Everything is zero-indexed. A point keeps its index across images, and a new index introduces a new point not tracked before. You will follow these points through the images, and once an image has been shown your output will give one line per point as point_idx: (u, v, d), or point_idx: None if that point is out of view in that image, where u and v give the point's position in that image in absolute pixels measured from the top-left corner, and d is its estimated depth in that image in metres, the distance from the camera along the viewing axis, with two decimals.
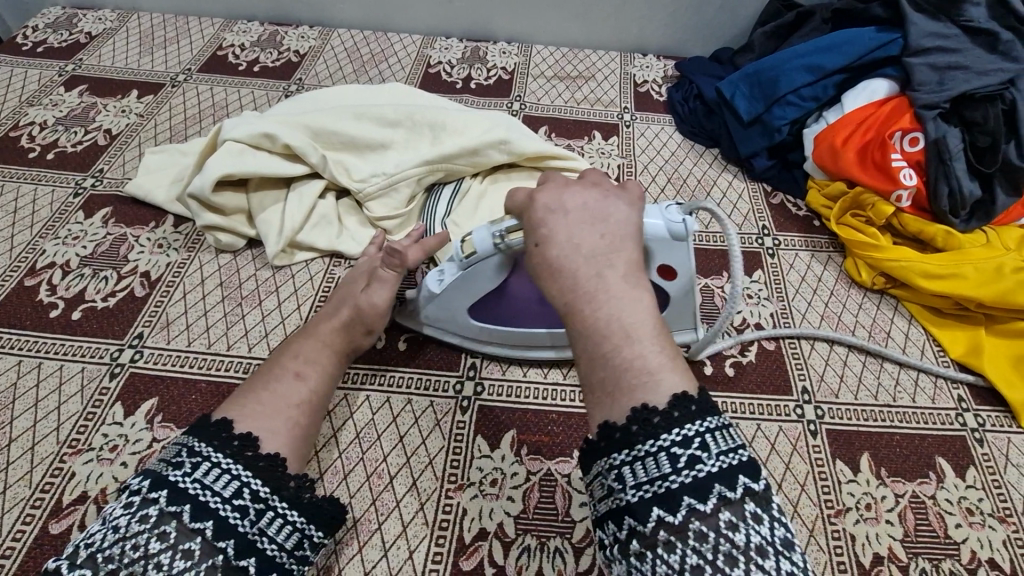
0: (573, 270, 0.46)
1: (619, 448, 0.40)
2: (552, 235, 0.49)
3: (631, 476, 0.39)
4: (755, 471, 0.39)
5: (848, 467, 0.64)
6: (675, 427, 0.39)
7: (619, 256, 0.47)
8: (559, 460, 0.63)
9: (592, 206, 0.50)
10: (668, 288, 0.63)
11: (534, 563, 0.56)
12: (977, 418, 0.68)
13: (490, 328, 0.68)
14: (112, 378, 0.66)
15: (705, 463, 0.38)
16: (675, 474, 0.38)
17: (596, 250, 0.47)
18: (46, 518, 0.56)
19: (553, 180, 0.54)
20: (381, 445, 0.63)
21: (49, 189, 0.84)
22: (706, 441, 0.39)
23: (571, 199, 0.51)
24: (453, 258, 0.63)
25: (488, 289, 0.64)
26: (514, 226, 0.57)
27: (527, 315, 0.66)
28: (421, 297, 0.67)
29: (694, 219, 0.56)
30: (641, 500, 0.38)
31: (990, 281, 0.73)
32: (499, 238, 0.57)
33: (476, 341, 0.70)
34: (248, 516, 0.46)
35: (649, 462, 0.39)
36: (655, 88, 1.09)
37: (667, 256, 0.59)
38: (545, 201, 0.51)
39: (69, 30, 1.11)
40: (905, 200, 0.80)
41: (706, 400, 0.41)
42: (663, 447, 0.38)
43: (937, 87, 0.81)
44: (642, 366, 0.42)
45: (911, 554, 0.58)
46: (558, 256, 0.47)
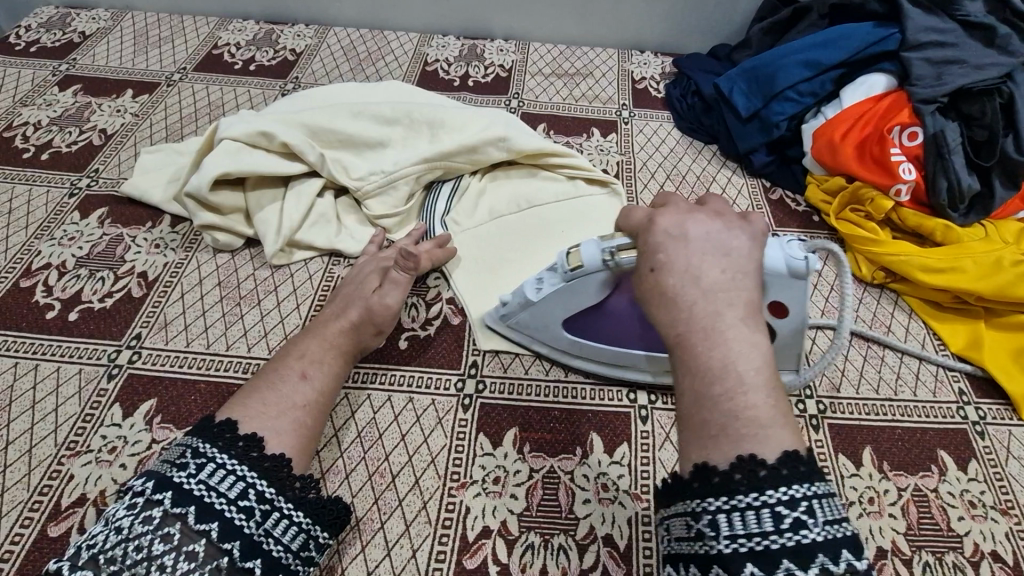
0: (691, 302, 0.45)
1: (717, 495, 0.40)
2: (670, 263, 0.47)
3: (727, 526, 0.39)
4: (857, 547, 0.38)
5: (850, 461, 0.64)
6: (782, 486, 0.38)
7: (741, 294, 0.45)
8: (562, 458, 0.62)
9: (716, 239, 0.48)
10: (778, 326, 0.60)
11: (538, 560, 0.56)
12: (978, 411, 0.68)
13: (582, 344, 0.67)
14: (111, 379, 0.65)
15: (810, 530, 0.38)
16: (777, 534, 0.38)
17: (718, 285, 0.45)
18: (45, 521, 0.55)
19: (675, 205, 0.52)
20: (383, 444, 0.63)
21: (44, 190, 0.83)
22: (813, 507, 0.38)
23: (695, 228, 0.48)
24: (556, 268, 0.63)
25: (589, 303, 0.63)
26: (628, 243, 0.56)
27: (624, 335, 0.65)
28: (513, 302, 0.68)
29: (817, 257, 0.53)
30: (736, 552, 0.38)
31: (989, 275, 0.73)
32: (609, 255, 0.56)
33: (564, 355, 0.69)
34: (253, 517, 0.46)
35: (751, 516, 0.38)
36: (653, 85, 1.09)
37: (782, 292, 0.56)
38: (667, 226, 0.49)
39: (62, 30, 1.10)
40: (904, 194, 0.80)
41: (813, 461, 0.40)
42: (769, 504, 0.38)
43: (934, 81, 0.81)
44: (753, 417, 0.41)
45: (915, 547, 0.58)
46: (675, 285, 0.46)
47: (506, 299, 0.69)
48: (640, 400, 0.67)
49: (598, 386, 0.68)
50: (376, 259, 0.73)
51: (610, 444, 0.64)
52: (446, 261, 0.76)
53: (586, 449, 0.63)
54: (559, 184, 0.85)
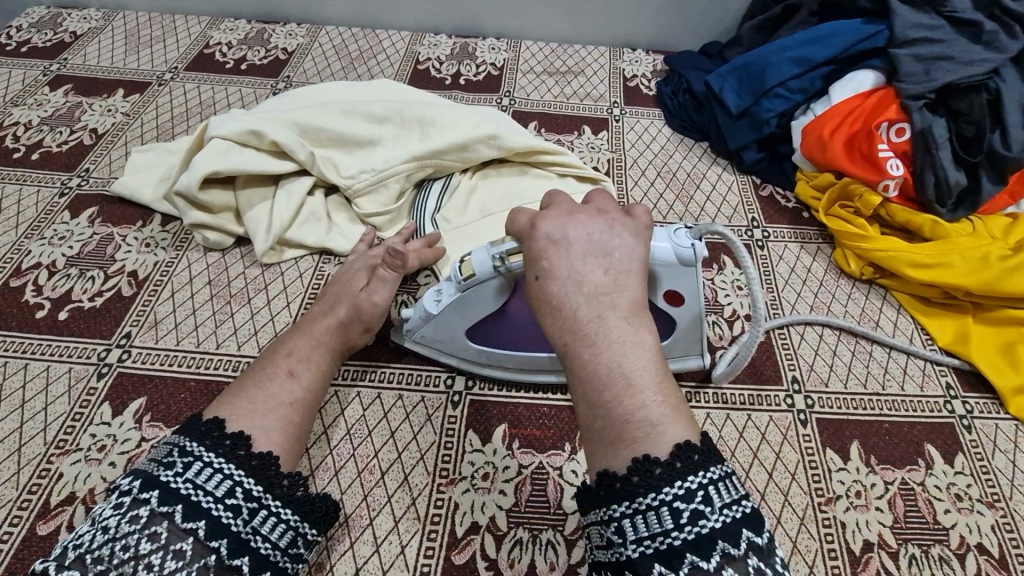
0: (574, 309, 0.44)
1: (621, 500, 0.39)
2: (553, 269, 0.46)
3: (632, 530, 0.39)
4: (756, 523, 0.39)
5: (838, 455, 0.64)
6: (677, 481, 0.38)
7: (623, 295, 0.45)
8: (551, 453, 0.63)
9: (596, 239, 0.47)
10: (676, 313, 0.62)
11: (526, 556, 0.56)
12: (965, 405, 0.69)
13: (488, 351, 0.66)
14: (100, 378, 0.65)
15: (707, 518, 0.38)
16: (678, 529, 0.38)
17: (600, 288, 0.45)
18: (33, 519, 0.55)
19: (557, 206, 0.51)
20: (373, 441, 0.63)
21: (35, 190, 0.83)
22: (709, 495, 0.38)
23: (575, 228, 0.48)
24: (452, 278, 0.62)
25: (488, 311, 0.63)
26: (514, 248, 0.56)
27: (525, 340, 0.65)
28: (416, 317, 0.65)
29: (704, 244, 0.55)
30: (643, 556, 0.38)
31: (978, 270, 0.73)
32: (498, 260, 0.57)
33: (473, 364, 0.68)
34: (241, 515, 0.46)
35: (652, 517, 0.38)
36: (644, 82, 1.09)
37: (675, 281, 0.58)
38: (547, 229, 0.48)
39: (53, 30, 1.10)
40: (892, 189, 0.80)
41: (709, 447, 0.41)
42: (666, 502, 0.38)
43: (922, 78, 0.81)
44: (645, 417, 0.41)
45: (901, 540, 0.59)
46: (559, 292, 0.45)
47: (409, 314, 0.67)
48: None
49: None
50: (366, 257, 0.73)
51: None
52: (435, 259, 0.76)
53: (574, 445, 0.63)
54: (550, 182, 0.85)
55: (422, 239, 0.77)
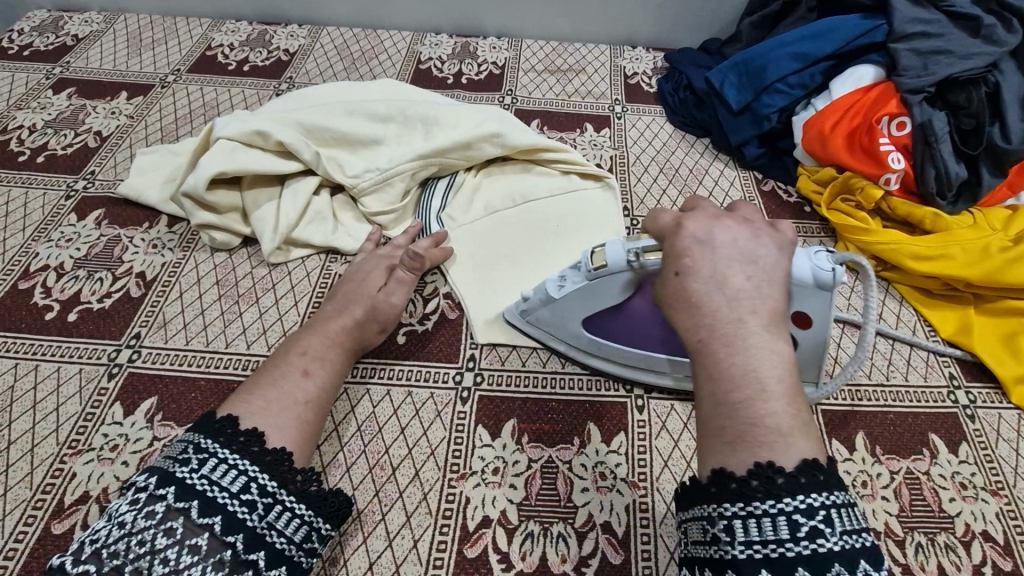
0: (714, 308, 0.43)
1: (733, 501, 0.40)
2: (696, 267, 0.45)
3: (743, 532, 0.39)
4: (875, 558, 0.38)
5: (844, 445, 0.65)
6: (800, 495, 0.38)
7: (764, 303, 0.44)
8: (560, 447, 0.63)
9: (743, 246, 0.46)
10: (800, 335, 0.61)
11: (538, 549, 0.57)
12: (968, 394, 0.69)
13: (603, 344, 0.67)
14: (111, 379, 0.66)
15: (826, 539, 0.38)
16: (794, 542, 0.38)
17: (743, 292, 0.44)
18: (48, 519, 0.56)
19: (703, 209, 0.51)
20: (383, 437, 0.63)
21: (40, 192, 0.83)
22: (830, 517, 0.38)
23: (722, 232, 0.47)
24: (580, 266, 0.63)
25: (612, 302, 0.63)
26: (652, 246, 0.56)
27: (647, 337, 0.65)
28: (535, 298, 0.68)
29: (845, 269, 0.54)
30: (750, 558, 0.38)
31: (978, 261, 0.74)
32: (633, 256, 0.56)
33: (586, 353, 0.69)
34: (256, 510, 0.47)
35: (768, 523, 0.38)
36: (645, 80, 1.10)
37: (806, 302, 0.56)
38: (694, 230, 0.48)
39: (55, 33, 1.11)
40: (893, 183, 0.81)
41: (833, 471, 0.40)
42: (785, 512, 0.38)
43: (921, 72, 0.82)
44: (774, 424, 0.40)
45: (907, 528, 0.59)
46: (700, 290, 0.44)
47: (527, 295, 0.69)
48: (636, 390, 0.68)
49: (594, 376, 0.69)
50: (374, 255, 0.74)
51: (607, 433, 0.65)
52: (443, 259, 0.77)
53: (583, 439, 0.64)
54: (553, 179, 0.86)
55: (429, 237, 0.77)
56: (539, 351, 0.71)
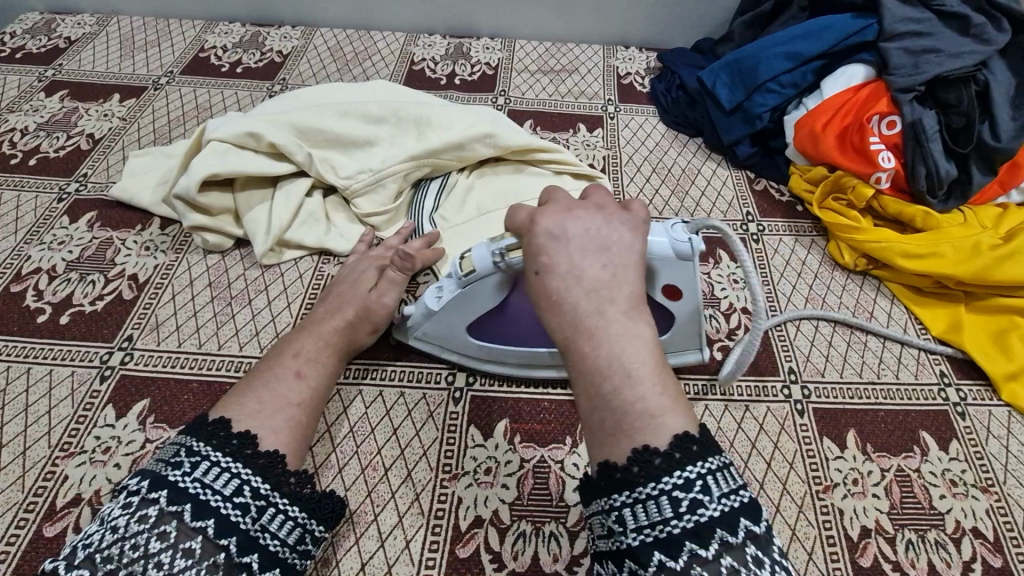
0: (574, 304, 0.45)
1: (622, 490, 0.41)
2: (553, 265, 0.47)
3: (633, 519, 0.40)
4: (754, 513, 0.40)
5: (835, 443, 0.65)
6: (676, 471, 0.40)
7: (621, 291, 0.45)
8: (552, 447, 0.63)
9: (595, 235, 0.48)
10: (674, 309, 0.63)
11: (529, 548, 0.57)
12: (959, 392, 0.70)
13: (491, 347, 0.67)
14: (103, 381, 0.66)
15: (705, 507, 0.39)
16: (677, 518, 0.39)
17: (599, 283, 0.46)
18: (40, 521, 0.56)
19: (555, 200, 0.51)
20: (375, 438, 0.63)
21: (33, 195, 0.83)
22: (708, 484, 0.40)
23: (572, 224, 0.48)
24: (452, 274, 0.62)
25: (488, 305, 0.63)
26: (514, 243, 0.56)
27: (527, 334, 0.65)
28: (417, 314, 0.66)
29: (700, 239, 0.56)
30: (643, 543, 0.39)
31: (968, 259, 0.74)
32: (498, 257, 0.57)
33: (473, 359, 0.68)
34: (249, 513, 0.47)
35: (651, 505, 0.39)
36: (638, 80, 1.10)
37: (671, 275, 0.59)
38: (547, 225, 0.48)
39: (47, 36, 1.10)
40: (884, 181, 0.81)
41: (707, 437, 0.42)
42: (666, 491, 0.39)
43: (912, 70, 0.82)
44: (645, 409, 0.42)
45: (898, 525, 0.60)
46: (560, 288, 0.46)
47: (410, 312, 0.67)
48: None
49: None
50: (366, 256, 0.74)
51: None
52: (435, 260, 0.76)
53: (575, 439, 0.64)
54: (545, 179, 0.86)
55: (422, 238, 0.77)
56: None
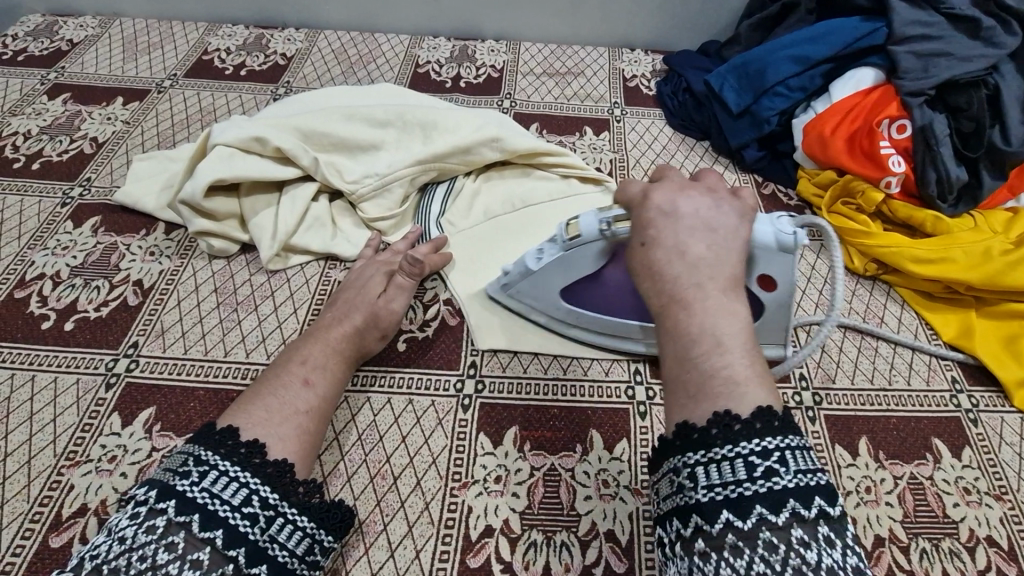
0: (675, 274, 0.48)
1: (696, 449, 0.42)
2: (660, 238, 0.50)
3: (705, 477, 0.41)
4: (832, 496, 0.40)
5: (847, 451, 0.65)
6: (755, 437, 0.41)
7: (720, 269, 0.48)
8: (562, 455, 0.63)
9: (703, 214, 0.51)
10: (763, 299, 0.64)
11: (541, 557, 0.56)
12: (971, 399, 0.69)
13: (579, 316, 0.70)
14: (109, 389, 0.65)
15: (781, 476, 0.39)
16: (750, 481, 0.40)
17: (701, 259, 0.49)
18: (46, 532, 0.55)
19: (670, 179, 0.56)
20: (384, 446, 0.63)
21: (36, 200, 0.82)
22: (785, 458, 0.40)
23: (684, 204, 0.52)
24: (556, 239, 0.66)
25: (588, 272, 0.66)
26: (622, 216, 0.59)
27: (620, 305, 0.68)
28: (514, 272, 0.70)
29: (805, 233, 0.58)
30: (712, 500, 0.40)
31: (979, 265, 0.74)
32: (606, 225, 0.60)
33: (563, 326, 0.72)
34: (258, 524, 0.46)
35: (725, 466, 0.40)
36: (644, 82, 1.09)
37: (770, 266, 0.60)
38: (659, 202, 0.53)
39: (50, 38, 1.10)
40: (894, 186, 0.81)
41: (788, 419, 0.43)
42: (742, 454, 0.40)
43: (921, 74, 0.82)
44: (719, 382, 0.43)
45: (912, 534, 0.59)
46: (663, 258, 0.49)
47: (509, 269, 0.72)
48: (637, 396, 0.68)
49: (597, 383, 0.69)
50: (373, 261, 0.73)
51: (609, 440, 0.64)
52: (442, 265, 0.76)
53: (586, 446, 0.63)
54: (553, 183, 0.85)
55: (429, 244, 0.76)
56: (539, 357, 0.71)
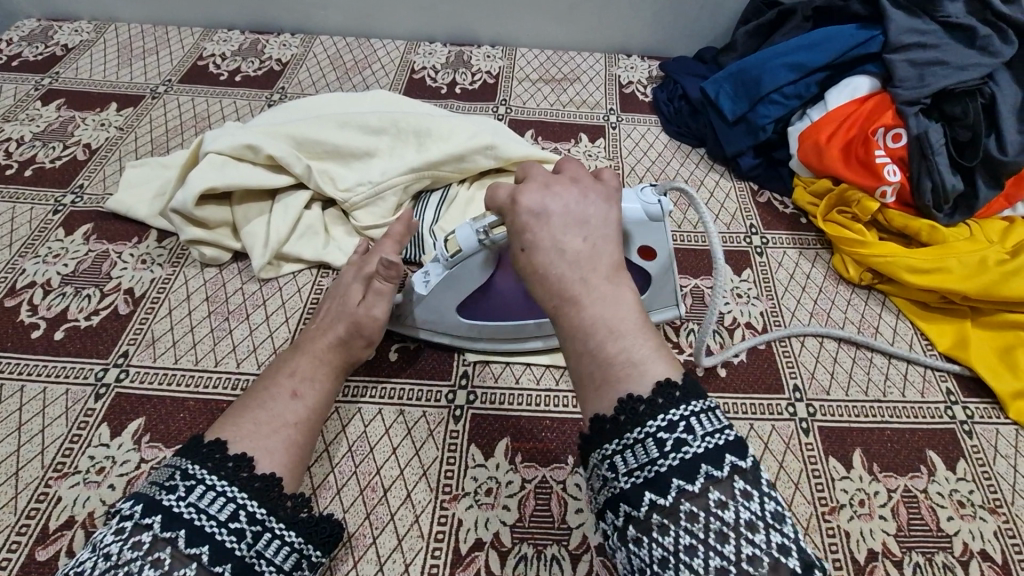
0: (559, 274, 0.50)
1: (611, 440, 0.43)
2: (537, 242, 0.51)
3: (624, 465, 0.42)
4: (741, 450, 0.41)
5: (841, 463, 0.64)
6: (660, 414, 0.42)
7: (600, 260, 0.50)
8: (554, 467, 0.62)
9: (573, 209, 0.52)
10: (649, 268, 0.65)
11: (531, 571, 0.56)
12: (966, 410, 0.69)
13: (479, 324, 0.69)
14: (98, 399, 0.65)
15: (690, 445, 0.41)
16: (663, 457, 0.41)
17: (580, 253, 0.50)
18: (32, 545, 0.55)
19: (533, 178, 0.55)
20: (374, 458, 0.62)
21: (29, 207, 0.82)
22: (691, 425, 0.41)
23: (552, 202, 0.52)
24: (439, 258, 0.64)
25: (476, 284, 0.65)
26: (496, 221, 0.59)
27: (515, 309, 0.67)
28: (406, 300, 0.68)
29: (668, 200, 0.60)
30: (633, 486, 0.41)
31: (975, 275, 0.73)
32: (482, 234, 0.59)
33: (467, 338, 0.71)
34: (245, 539, 0.46)
35: (638, 450, 0.41)
36: (640, 89, 1.09)
37: (646, 237, 0.61)
38: (529, 204, 0.53)
39: (44, 43, 1.09)
40: (890, 195, 0.81)
41: (689, 382, 0.45)
42: (649, 433, 0.41)
43: (917, 83, 0.82)
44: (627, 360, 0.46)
45: (905, 548, 0.59)
46: (544, 262, 0.51)
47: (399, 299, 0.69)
48: None
49: None
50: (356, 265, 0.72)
51: None
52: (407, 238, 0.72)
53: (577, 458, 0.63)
54: None
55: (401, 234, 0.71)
56: (533, 366, 0.71)
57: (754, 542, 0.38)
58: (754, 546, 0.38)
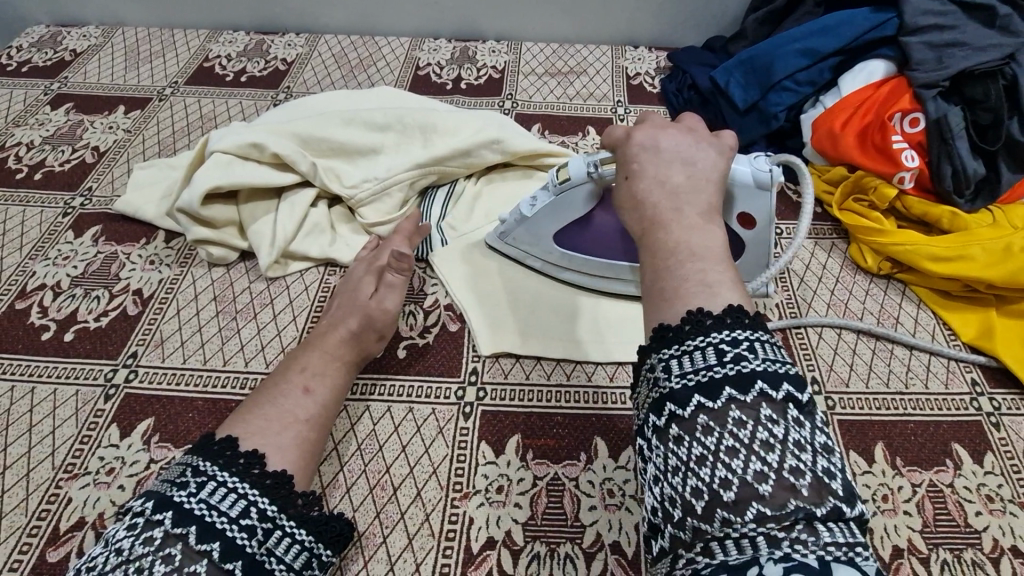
0: (654, 203, 0.49)
1: (669, 345, 0.41)
2: (642, 170, 0.52)
3: (677, 367, 0.40)
4: (801, 384, 0.39)
5: (862, 458, 0.62)
6: (726, 329, 0.40)
7: (692, 200, 0.49)
8: (567, 464, 0.61)
9: (683, 149, 0.53)
10: (744, 236, 0.68)
11: (545, 571, 0.55)
12: (992, 401, 0.66)
13: (573, 254, 0.73)
14: (108, 400, 0.64)
15: (751, 360, 0.39)
16: (719, 366, 0.39)
17: (681, 186, 0.50)
18: (43, 546, 0.55)
19: (650, 120, 0.57)
20: (384, 456, 0.62)
21: (38, 210, 0.82)
22: (755, 347, 0.40)
23: (665, 139, 0.54)
24: (547, 186, 0.69)
25: (577, 215, 0.70)
26: (608, 157, 0.63)
27: (609, 246, 0.71)
28: (510, 219, 0.73)
29: (780, 171, 0.62)
30: (685, 387, 0.39)
31: (999, 263, 0.71)
32: (593, 168, 0.64)
33: (557, 267, 0.75)
34: (256, 536, 0.45)
35: (696, 355, 0.40)
36: (648, 80, 1.07)
37: (749, 205, 0.64)
38: (640, 138, 0.55)
39: (53, 49, 1.10)
40: (908, 181, 0.78)
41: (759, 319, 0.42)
42: (712, 341, 0.40)
43: (935, 65, 0.80)
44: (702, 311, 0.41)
45: (932, 545, 0.57)
46: (644, 189, 0.51)
47: (505, 218, 0.74)
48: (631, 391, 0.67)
49: (601, 389, 0.67)
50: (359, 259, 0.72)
51: (615, 449, 0.62)
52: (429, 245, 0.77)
53: (590, 455, 0.62)
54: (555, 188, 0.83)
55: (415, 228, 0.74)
56: (543, 362, 0.69)
57: (800, 460, 0.36)
58: (799, 461, 0.36)
